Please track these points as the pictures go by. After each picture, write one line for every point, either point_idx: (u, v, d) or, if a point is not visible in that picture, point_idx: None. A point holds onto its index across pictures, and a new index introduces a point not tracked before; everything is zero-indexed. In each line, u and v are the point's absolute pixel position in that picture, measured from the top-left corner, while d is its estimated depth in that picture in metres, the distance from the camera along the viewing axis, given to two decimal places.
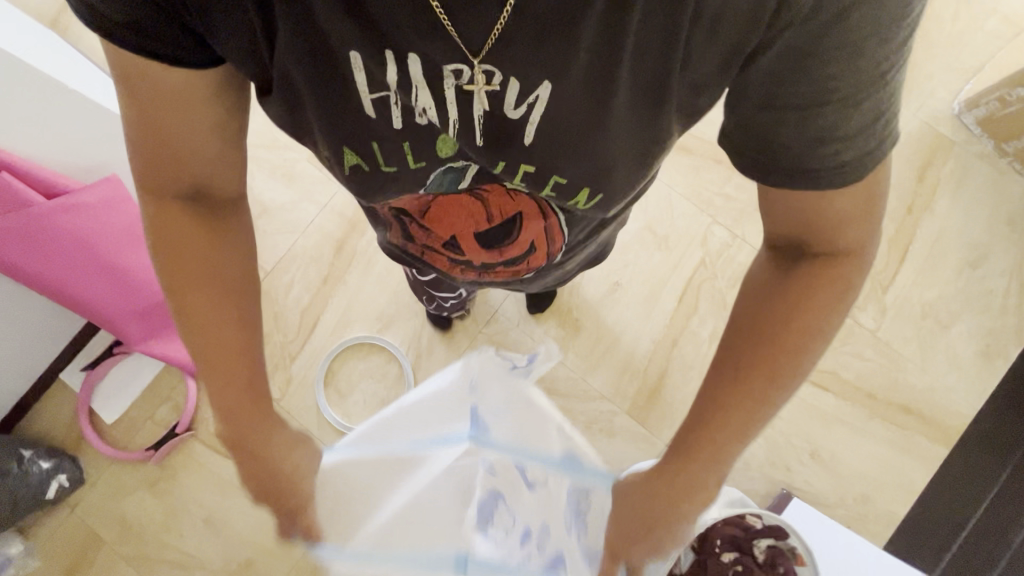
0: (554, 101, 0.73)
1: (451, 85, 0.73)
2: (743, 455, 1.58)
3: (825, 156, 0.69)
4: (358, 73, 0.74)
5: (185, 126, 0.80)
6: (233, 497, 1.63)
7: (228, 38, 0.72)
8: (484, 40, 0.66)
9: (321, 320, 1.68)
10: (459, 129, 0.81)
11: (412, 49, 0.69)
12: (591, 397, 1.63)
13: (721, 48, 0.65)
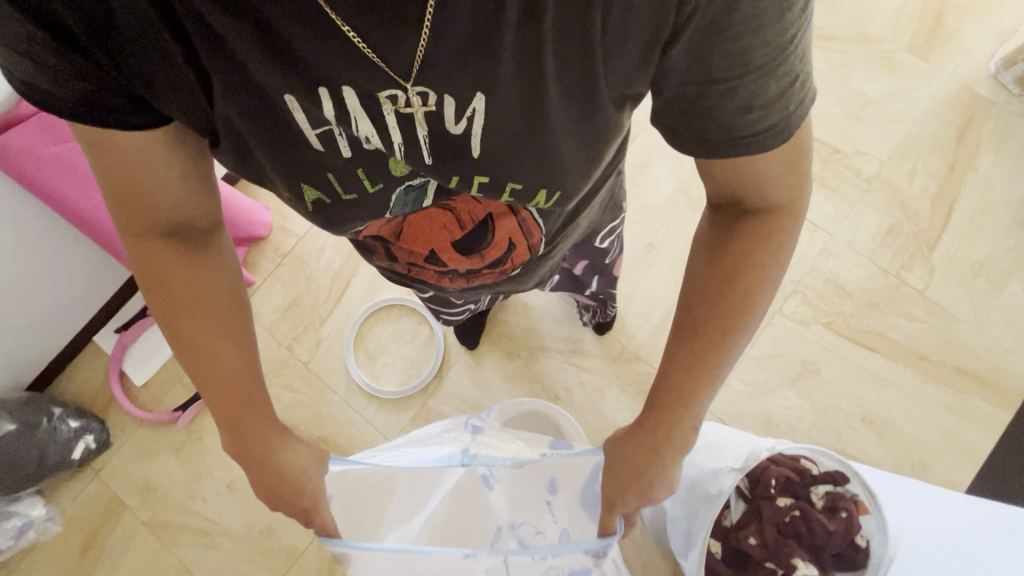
0: (490, 112, 0.60)
1: (392, 111, 0.59)
2: (788, 419, 1.50)
3: (750, 122, 0.57)
4: (298, 112, 0.60)
5: (154, 173, 0.65)
6: None
7: (169, 96, 0.58)
8: (410, 66, 0.54)
9: (351, 284, 1.69)
10: (403, 146, 0.64)
11: (343, 81, 0.56)
12: (626, 360, 1.58)
13: (636, 44, 0.54)
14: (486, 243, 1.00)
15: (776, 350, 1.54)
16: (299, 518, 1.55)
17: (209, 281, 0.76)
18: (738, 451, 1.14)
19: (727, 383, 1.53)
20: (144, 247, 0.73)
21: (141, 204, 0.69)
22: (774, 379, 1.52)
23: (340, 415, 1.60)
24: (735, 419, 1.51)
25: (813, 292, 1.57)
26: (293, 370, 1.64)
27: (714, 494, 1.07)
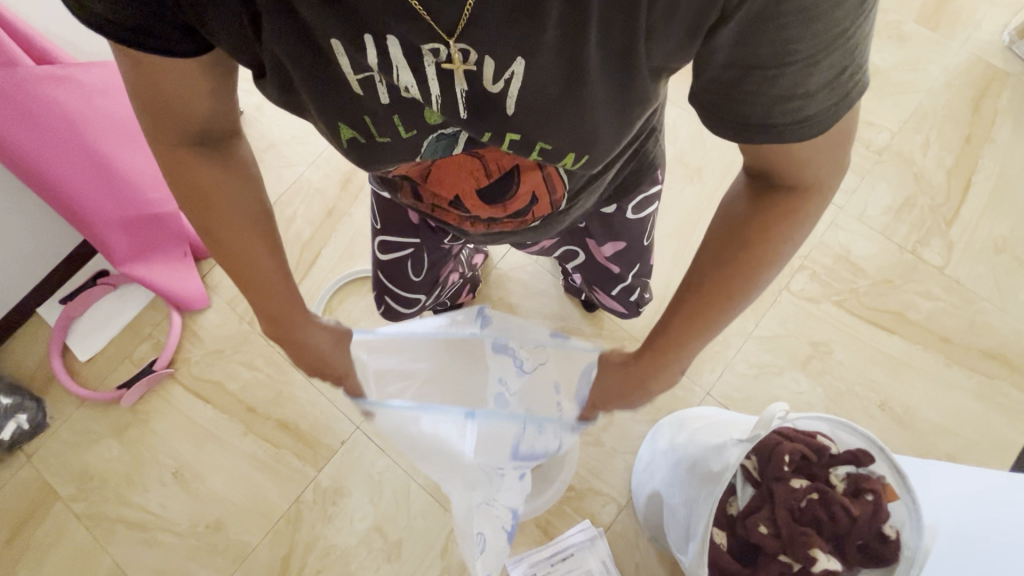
0: (528, 80, 0.55)
1: (432, 64, 0.55)
2: (797, 405, 1.35)
3: (793, 110, 0.51)
4: (341, 55, 0.56)
5: (182, 87, 0.63)
6: (209, 447, 1.42)
7: (215, 22, 0.55)
8: (456, 19, 0.49)
9: (321, 256, 1.56)
10: (440, 103, 0.60)
11: (383, 29, 0.52)
12: (619, 339, 1.44)
13: (687, 21, 0.48)
14: (511, 195, 0.87)
15: (783, 330, 1.40)
16: (253, 511, 1.38)
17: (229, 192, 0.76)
18: (741, 428, 0.99)
19: (729, 364, 1.39)
20: (177, 155, 0.72)
21: (170, 113, 0.67)
22: (781, 360, 1.38)
23: (303, 396, 1.45)
24: (739, 404, 1.36)
25: (822, 268, 1.44)
26: (254, 346, 1.49)
27: (716, 473, 0.92)
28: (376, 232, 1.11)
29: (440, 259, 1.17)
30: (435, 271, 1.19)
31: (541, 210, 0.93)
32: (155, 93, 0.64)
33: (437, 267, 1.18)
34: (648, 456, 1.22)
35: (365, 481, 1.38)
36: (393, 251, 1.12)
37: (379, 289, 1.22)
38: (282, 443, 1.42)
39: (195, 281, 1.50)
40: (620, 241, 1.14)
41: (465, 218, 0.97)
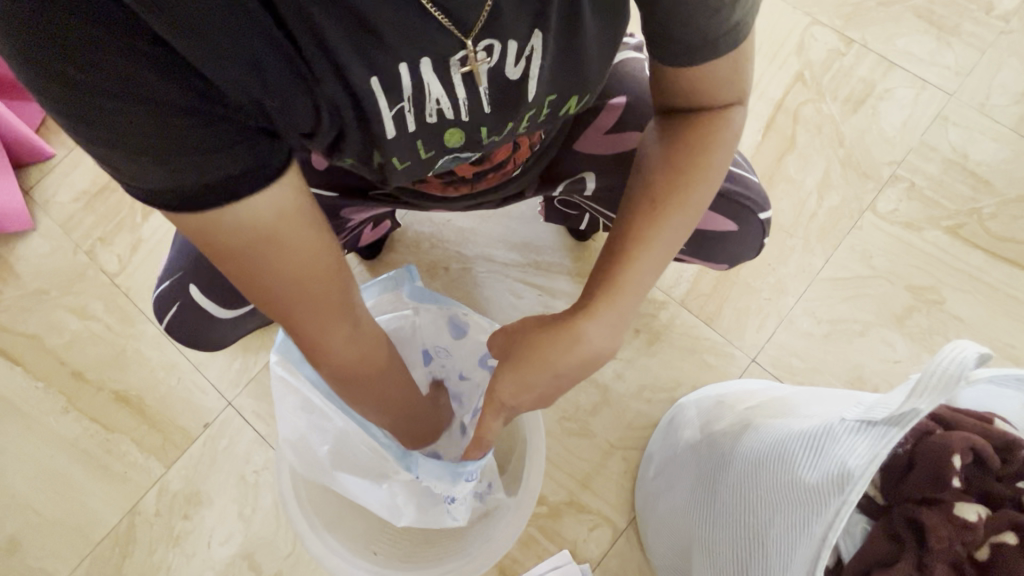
0: (546, 51, 0.44)
1: (459, 73, 0.42)
2: (892, 381, 0.88)
3: (717, 21, 0.46)
4: (381, 96, 0.41)
5: (294, 233, 0.44)
6: (11, 430, 0.96)
7: (283, 109, 0.40)
8: (478, 16, 0.38)
9: None
10: (467, 108, 0.46)
11: (417, 53, 0.39)
12: None
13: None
14: (495, 148, 0.60)
15: (868, 269, 0.93)
16: (67, 526, 0.92)
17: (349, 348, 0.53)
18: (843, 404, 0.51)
19: (785, 319, 0.92)
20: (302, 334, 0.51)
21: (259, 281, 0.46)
22: (866, 314, 0.91)
23: (154, 358, 0.98)
24: (800, 378, 0.89)
25: (926, 180, 0.97)
26: (92, 287, 1.03)
27: (812, 488, 0.44)
28: None
29: (326, 233, 0.74)
30: None
31: (523, 156, 0.65)
32: (243, 253, 0.44)
33: None
34: (668, 454, 0.75)
35: (232, 485, 0.92)
36: None
37: (176, 287, 0.73)
38: (119, 426, 0.96)
39: (14, 192, 1.05)
40: (624, 93, 0.69)
41: (449, 188, 0.66)
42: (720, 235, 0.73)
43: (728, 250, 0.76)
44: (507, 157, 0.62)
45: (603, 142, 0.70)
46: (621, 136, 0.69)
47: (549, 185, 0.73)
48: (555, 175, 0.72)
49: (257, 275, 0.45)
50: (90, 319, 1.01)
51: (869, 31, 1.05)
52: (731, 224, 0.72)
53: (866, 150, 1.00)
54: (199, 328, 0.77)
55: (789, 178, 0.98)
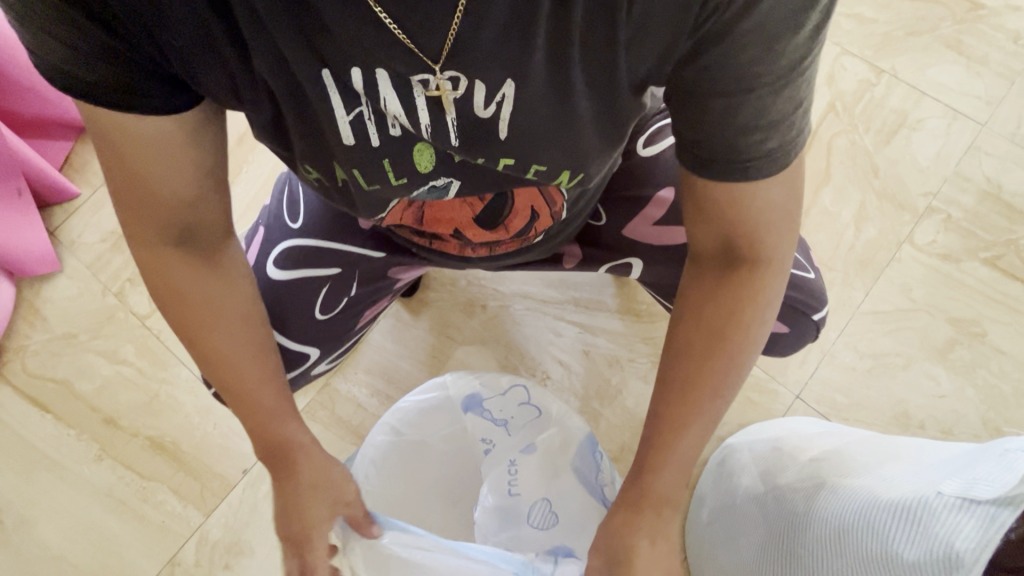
0: (522, 103, 0.43)
1: (423, 95, 0.43)
2: (937, 415, 0.88)
3: (752, 142, 0.41)
4: (333, 91, 0.43)
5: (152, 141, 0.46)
6: (43, 480, 0.94)
7: (205, 69, 0.43)
8: (442, 44, 0.39)
9: None
10: (429, 131, 0.46)
11: (371, 62, 0.40)
12: (661, 318, 0.96)
13: (656, 48, 0.40)
14: (508, 214, 0.61)
15: (908, 302, 0.93)
16: None
17: (208, 286, 0.56)
18: (910, 477, 0.51)
19: (828, 353, 0.92)
20: (154, 252, 0.53)
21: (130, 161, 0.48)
22: (908, 348, 0.91)
23: (189, 403, 0.97)
24: (845, 414, 0.89)
25: (961, 211, 0.97)
26: (123, 329, 1.01)
27: (911, 564, 0.44)
28: (284, 237, 0.70)
29: (371, 299, 0.74)
30: (347, 319, 0.74)
31: (545, 226, 0.65)
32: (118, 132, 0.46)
33: (354, 308, 0.73)
34: (723, 503, 0.73)
35: (274, 533, 0.90)
36: (296, 276, 0.69)
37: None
38: (154, 474, 0.94)
39: (36, 234, 1.02)
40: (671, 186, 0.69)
41: (465, 250, 0.67)
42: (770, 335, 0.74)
43: (777, 347, 0.76)
44: (525, 225, 0.63)
45: (650, 234, 0.69)
46: (669, 229, 0.69)
47: (588, 264, 0.72)
48: (591, 251, 0.72)
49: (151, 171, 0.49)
50: (120, 362, 0.99)
51: (899, 61, 1.05)
52: (781, 326, 0.73)
53: (902, 179, 0.99)
54: None
55: (825, 209, 0.98)
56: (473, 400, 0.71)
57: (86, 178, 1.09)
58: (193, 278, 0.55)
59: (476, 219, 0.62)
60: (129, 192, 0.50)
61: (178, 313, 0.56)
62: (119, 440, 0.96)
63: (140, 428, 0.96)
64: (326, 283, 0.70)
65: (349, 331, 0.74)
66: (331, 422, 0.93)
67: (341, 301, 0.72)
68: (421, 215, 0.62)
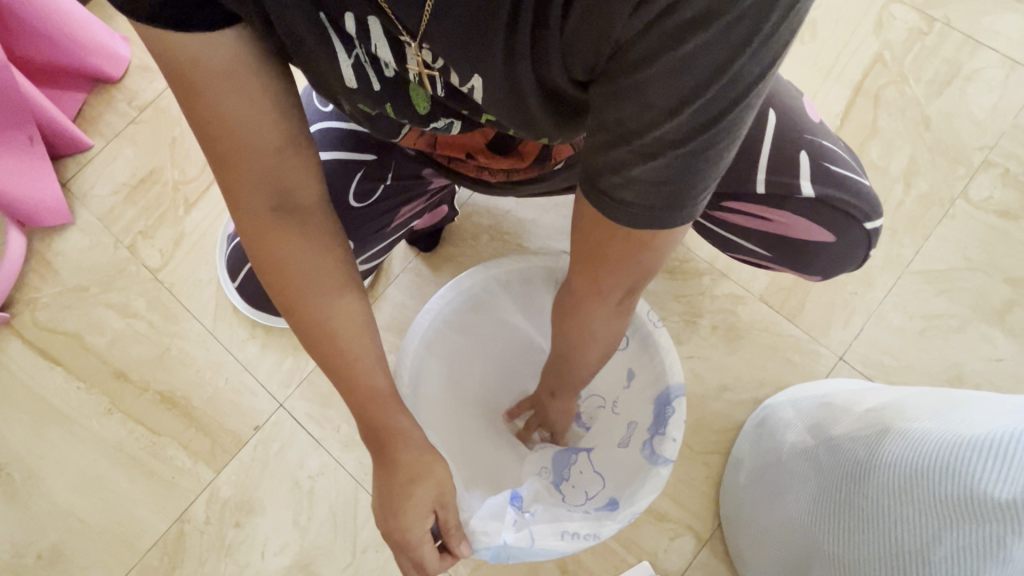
0: (495, 97, 0.38)
1: (408, 57, 0.39)
2: (994, 380, 0.82)
3: (609, 181, 0.35)
4: (330, 30, 0.40)
5: (228, 75, 0.43)
6: (51, 434, 0.92)
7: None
8: (418, 15, 0.34)
9: None
10: (420, 83, 0.42)
11: (358, 11, 0.37)
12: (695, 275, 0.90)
13: (580, 64, 0.33)
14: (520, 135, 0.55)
15: (963, 261, 0.87)
16: (112, 533, 0.88)
17: (315, 257, 0.51)
18: (998, 417, 0.46)
19: (875, 314, 0.86)
20: (253, 218, 0.49)
21: (200, 103, 0.44)
22: (963, 309, 0.85)
23: (200, 358, 0.93)
24: (894, 377, 0.83)
25: (1020, 165, 0.90)
26: (134, 283, 0.98)
27: (1002, 504, 0.39)
28: (320, 121, 0.67)
29: (403, 197, 0.69)
30: (378, 218, 0.69)
31: (566, 153, 0.57)
32: (187, 78, 0.43)
33: (383, 207, 0.68)
34: (766, 461, 0.68)
35: (286, 492, 0.87)
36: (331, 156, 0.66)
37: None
38: (164, 430, 0.91)
39: (49, 184, 1.00)
40: None
41: (485, 175, 0.62)
42: (815, 246, 0.68)
43: (820, 264, 0.71)
44: (542, 149, 0.57)
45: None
46: None
47: None
48: None
49: (224, 119, 0.45)
50: (131, 315, 0.96)
51: (953, 8, 0.98)
52: (828, 236, 0.67)
53: (955, 131, 0.93)
54: None
55: (870, 162, 0.92)
56: None
57: (99, 130, 1.06)
58: (302, 250, 0.51)
59: (489, 144, 0.57)
60: (222, 158, 0.47)
61: (291, 291, 0.51)
62: (128, 394, 0.93)
63: (149, 382, 0.93)
64: (361, 170, 0.66)
65: (383, 226, 0.70)
66: None
67: (377, 191, 0.67)
68: (434, 139, 0.57)
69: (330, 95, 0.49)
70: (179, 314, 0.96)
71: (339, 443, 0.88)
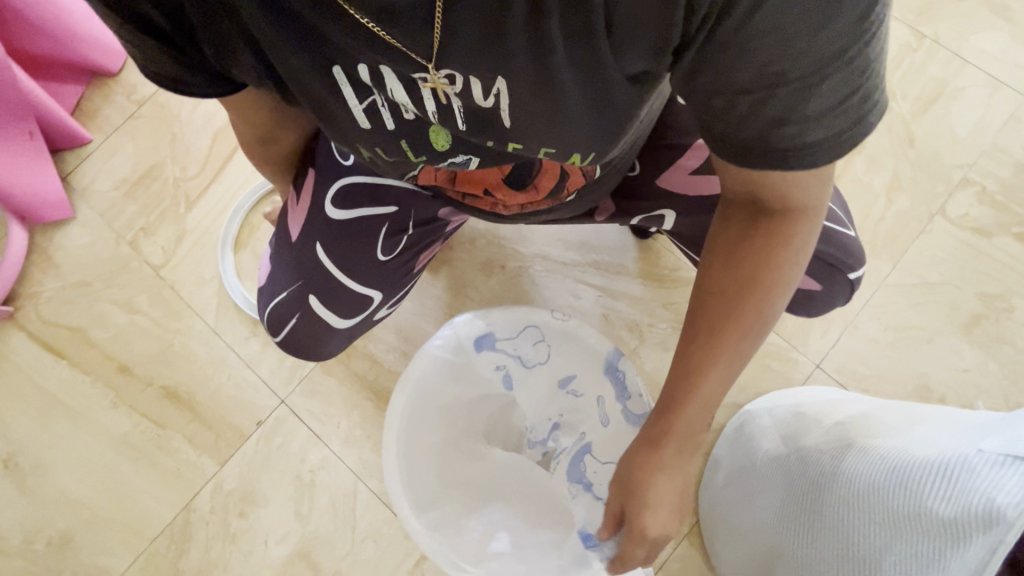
0: (520, 100, 0.39)
1: (423, 89, 0.40)
2: (959, 389, 0.87)
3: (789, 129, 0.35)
4: (344, 84, 0.41)
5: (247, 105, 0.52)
6: (57, 425, 0.95)
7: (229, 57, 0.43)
8: (427, 50, 0.35)
9: (243, 149, 1.04)
10: (435, 115, 0.43)
11: (370, 59, 0.38)
12: (683, 284, 0.94)
13: (649, 47, 0.34)
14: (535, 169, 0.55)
15: (936, 275, 0.91)
16: (119, 521, 0.91)
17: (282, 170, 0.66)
18: (956, 436, 0.50)
19: (851, 325, 0.90)
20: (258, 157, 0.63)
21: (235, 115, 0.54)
22: (934, 322, 0.90)
23: (203, 354, 0.96)
24: (865, 386, 0.88)
25: (997, 184, 0.94)
26: (136, 279, 1.00)
27: (946, 522, 0.44)
28: (338, 175, 0.66)
29: (428, 241, 0.70)
30: (404, 266, 0.69)
31: (577, 185, 0.58)
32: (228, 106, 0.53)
33: (408, 254, 0.69)
34: (742, 465, 0.73)
35: (288, 484, 0.91)
36: (351, 211, 0.66)
37: (297, 297, 0.68)
38: (169, 423, 0.94)
39: (49, 178, 1.01)
40: None
41: (501, 208, 0.61)
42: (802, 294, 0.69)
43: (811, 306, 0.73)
44: (555, 183, 0.58)
45: (686, 183, 0.66)
46: (700, 180, 0.66)
47: (621, 217, 0.70)
48: (625, 204, 0.69)
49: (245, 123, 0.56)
50: (133, 310, 0.99)
51: (943, 26, 1.00)
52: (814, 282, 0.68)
53: (937, 148, 0.96)
54: (298, 351, 0.74)
55: (855, 177, 0.96)
56: (485, 338, 0.76)
57: (98, 124, 1.07)
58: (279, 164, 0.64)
59: (506, 179, 0.57)
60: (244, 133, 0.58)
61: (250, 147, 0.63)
62: (132, 388, 0.96)
63: (153, 378, 0.96)
64: (386, 223, 0.66)
65: (412, 273, 0.71)
66: (346, 376, 0.94)
67: (401, 242, 0.68)
68: (452, 175, 0.58)
69: (346, 144, 0.50)
70: (183, 310, 0.98)
71: (339, 439, 0.92)
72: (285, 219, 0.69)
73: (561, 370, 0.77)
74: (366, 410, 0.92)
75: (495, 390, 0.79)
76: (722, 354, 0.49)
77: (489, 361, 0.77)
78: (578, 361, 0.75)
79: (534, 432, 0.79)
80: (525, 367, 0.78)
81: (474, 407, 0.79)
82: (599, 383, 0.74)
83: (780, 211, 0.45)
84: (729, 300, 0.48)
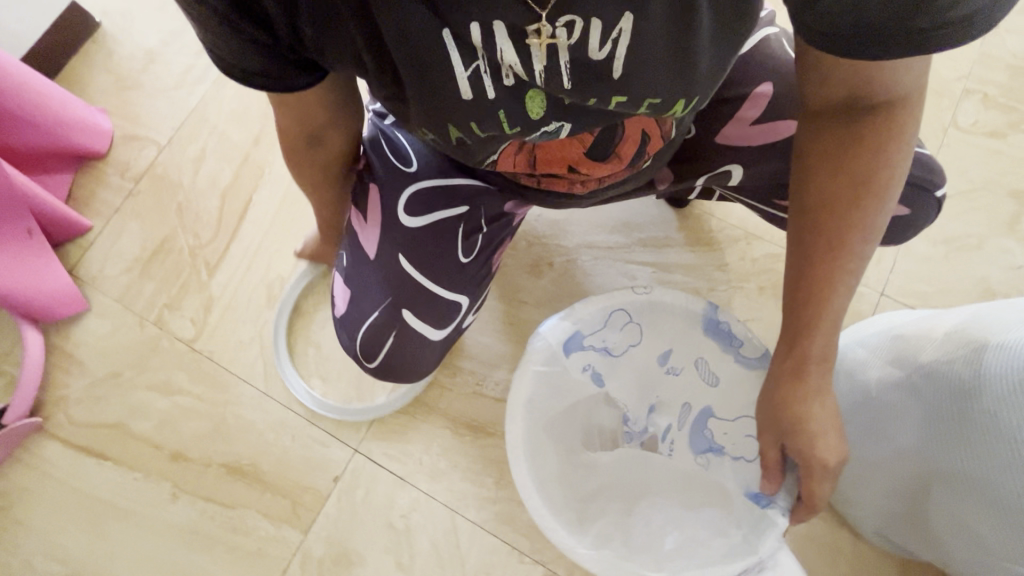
0: (639, 39, 0.38)
1: (535, 47, 0.38)
2: (1020, 286, 0.89)
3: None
4: (451, 49, 0.40)
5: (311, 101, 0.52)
6: (116, 532, 0.87)
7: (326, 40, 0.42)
8: None
9: (256, 203, 1.01)
10: (542, 78, 0.41)
11: (488, 15, 0.36)
12: (731, 243, 0.94)
13: None
14: (619, 141, 0.54)
15: (967, 183, 0.94)
16: None
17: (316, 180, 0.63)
18: None
19: (902, 247, 0.91)
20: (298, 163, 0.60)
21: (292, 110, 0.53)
22: (978, 228, 0.92)
23: (260, 420, 0.90)
24: (932, 302, 0.89)
25: (997, 88, 0.98)
26: (171, 359, 0.94)
27: None
28: (403, 187, 0.65)
29: (499, 237, 0.69)
30: (483, 266, 0.69)
31: (655, 149, 0.58)
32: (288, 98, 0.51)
33: (484, 254, 0.68)
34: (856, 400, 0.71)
35: (382, 535, 0.85)
36: (425, 219, 0.65)
37: (389, 316, 0.67)
38: (239, 502, 0.87)
39: (59, 274, 0.94)
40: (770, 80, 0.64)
41: (577, 187, 0.61)
42: (890, 222, 0.69)
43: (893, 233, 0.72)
44: (638, 150, 0.56)
45: (749, 134, 0.66)
46: (768, 127, 0.65)
47: (683, 182, 0.70)
48: (684, 169, 0.69)
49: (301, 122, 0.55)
50: (174, 391, 0.92)
51: None
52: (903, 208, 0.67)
53: (932, 66, 1.00)
54: (385, 374, 0.72)
55: None
56: (573, 341, 0.72)
57: (96, 209, 1.01)
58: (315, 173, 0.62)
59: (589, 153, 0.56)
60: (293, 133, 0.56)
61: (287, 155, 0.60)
62: (191, 474, 0.89)
63: (210, 458, 0.89)
64: (459, 226, 0.66)
65: (489, 274, 0.70)
66: (417, 409, 0.89)
67: (477, 242, 0.67)
68: (532, 158, 0.56)
69: (433, 125, 0.49)
70: (228, 379, 0.92)
71: (425, 476, 0.87)
72: (355, 241, 0.68)
73: (654, 346, 0.74)
74: (446, 440, 0.88)
75: (592, 390, 0.75)
76: (842, 281, 0.51)
77: (580, 360, 0.73)
78: (672, 330, 0.73)
79: (636, 421, 0.76)
80: (612, 356, 0.74)
81: (578, 412, 0.75)
82: (699, 344, 0.72)
83: (884, 106, 0.46)
84: (840, 209, 0.50)
